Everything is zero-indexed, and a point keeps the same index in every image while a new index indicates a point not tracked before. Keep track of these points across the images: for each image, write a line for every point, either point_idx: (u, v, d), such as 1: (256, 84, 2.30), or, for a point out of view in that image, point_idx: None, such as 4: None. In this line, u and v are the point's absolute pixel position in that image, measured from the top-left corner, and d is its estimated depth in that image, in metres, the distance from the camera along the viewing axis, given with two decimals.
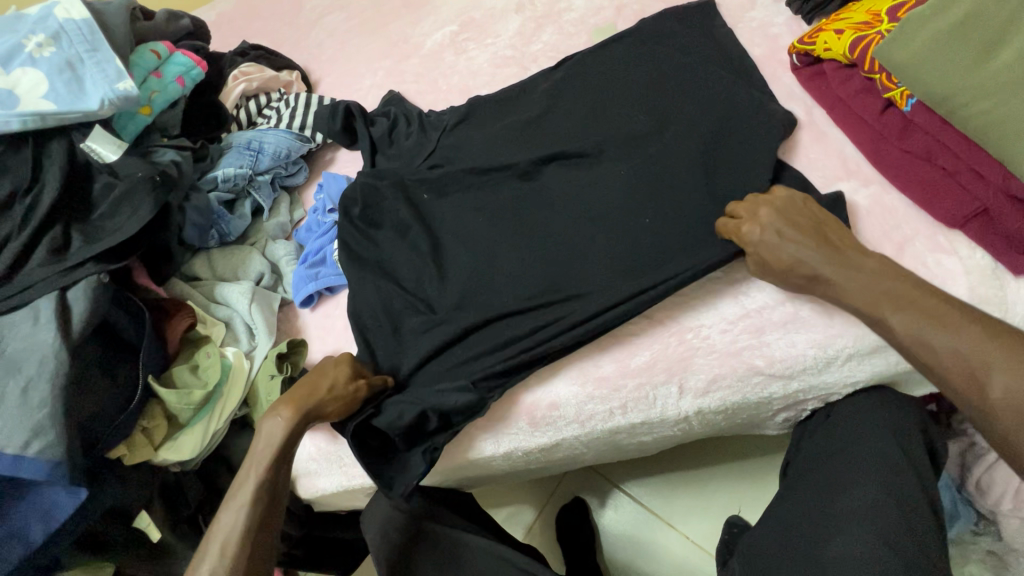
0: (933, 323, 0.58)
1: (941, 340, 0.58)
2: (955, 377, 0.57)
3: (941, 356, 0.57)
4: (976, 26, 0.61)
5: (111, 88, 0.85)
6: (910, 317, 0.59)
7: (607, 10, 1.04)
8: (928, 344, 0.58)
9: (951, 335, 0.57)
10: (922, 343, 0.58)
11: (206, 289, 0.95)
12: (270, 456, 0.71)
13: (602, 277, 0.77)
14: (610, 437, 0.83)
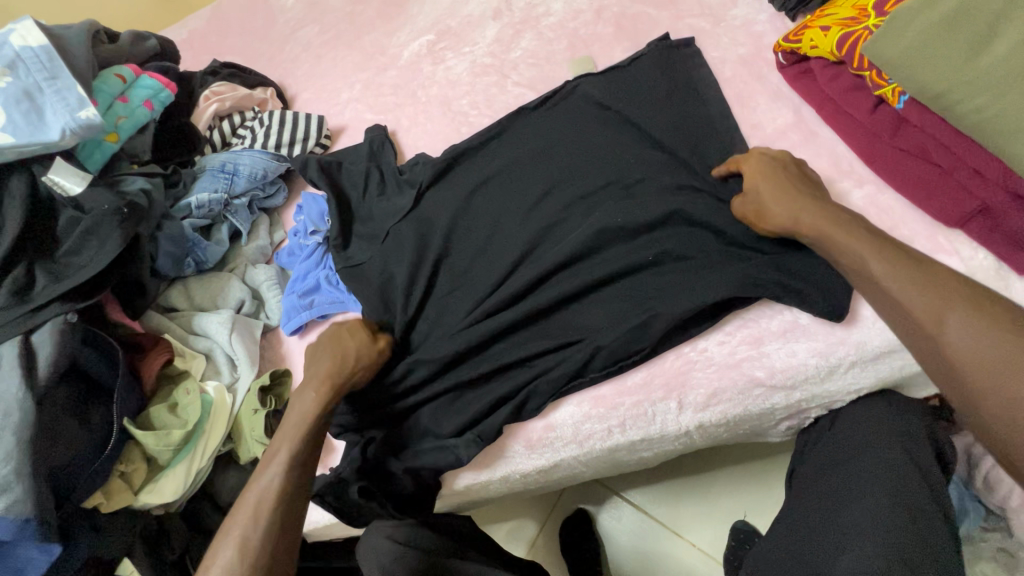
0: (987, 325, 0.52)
1: (953, 325, 0.53)
2: (960, 365, 0.52)
3: (952, 339, 0.53)
4: (970, 19, 0.58)
5: (72, 117, 0.81)
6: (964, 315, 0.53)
7: (587, 13, 1.01)
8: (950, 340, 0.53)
9: (978, 333, 0.52)
10: (934, 322, 0.54)
11: (184, 321, 0.91)
12: (298, 437, 0.71)
13: (604, 317, 0.75)
14: (610, 455, 0.80)
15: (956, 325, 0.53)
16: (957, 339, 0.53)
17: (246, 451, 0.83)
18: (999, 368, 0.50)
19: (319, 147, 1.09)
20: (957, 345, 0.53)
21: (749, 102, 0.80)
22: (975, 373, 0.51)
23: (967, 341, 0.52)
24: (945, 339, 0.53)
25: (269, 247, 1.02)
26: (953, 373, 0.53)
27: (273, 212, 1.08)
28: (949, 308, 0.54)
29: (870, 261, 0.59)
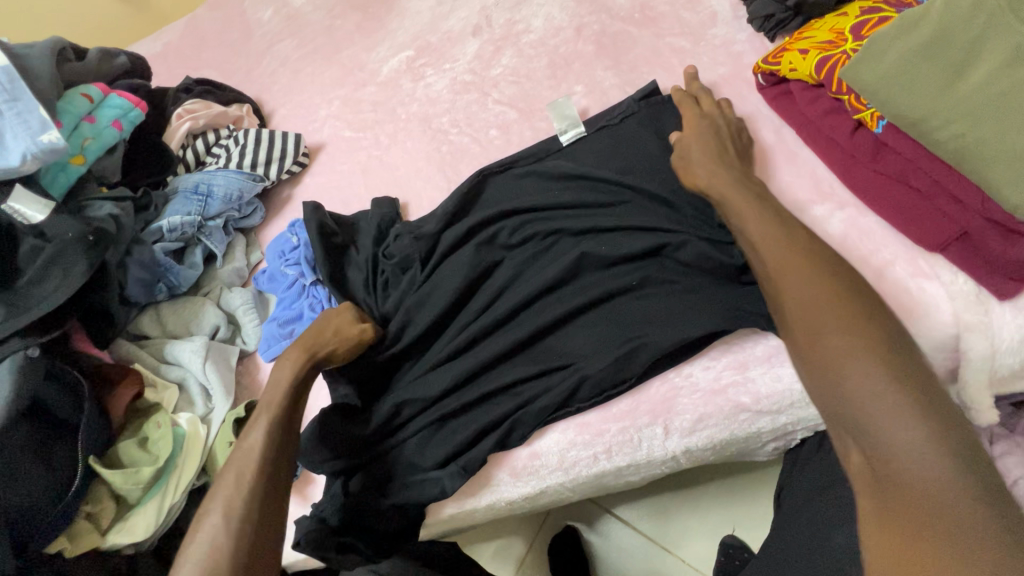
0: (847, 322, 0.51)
1: (808, 292, 0.54)
2: (800, 330, 0.53)
3: (794, 303, 0.55)
4: (944, 47, 0.58)
5: (33, 141, 0.78)
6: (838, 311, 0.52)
7: (567, 30, 1.01)
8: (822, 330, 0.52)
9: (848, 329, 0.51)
10: (793, 288, 0.55)
11: (155, 348, 0.88)
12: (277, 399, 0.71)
13: (588, 342, 0.74)
14: (597, 480, 0.79)
15: (797, 290, 0.55)
16: (798, 307, 0.54)
17: None
18: (829, 330, 0.51)
19: (297, 166, 1.06)
20: (793, 314, 0.54)
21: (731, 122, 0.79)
22: (809, 336, 0.53)
23: (805, 310, 0.54)
24: (798, 304, 0.54)
25: (246, 268, 1.00)
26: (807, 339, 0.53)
27: (250, 232, 1.05)
28: (806, 278, 0.55)
29: (750, 228, 0.61)
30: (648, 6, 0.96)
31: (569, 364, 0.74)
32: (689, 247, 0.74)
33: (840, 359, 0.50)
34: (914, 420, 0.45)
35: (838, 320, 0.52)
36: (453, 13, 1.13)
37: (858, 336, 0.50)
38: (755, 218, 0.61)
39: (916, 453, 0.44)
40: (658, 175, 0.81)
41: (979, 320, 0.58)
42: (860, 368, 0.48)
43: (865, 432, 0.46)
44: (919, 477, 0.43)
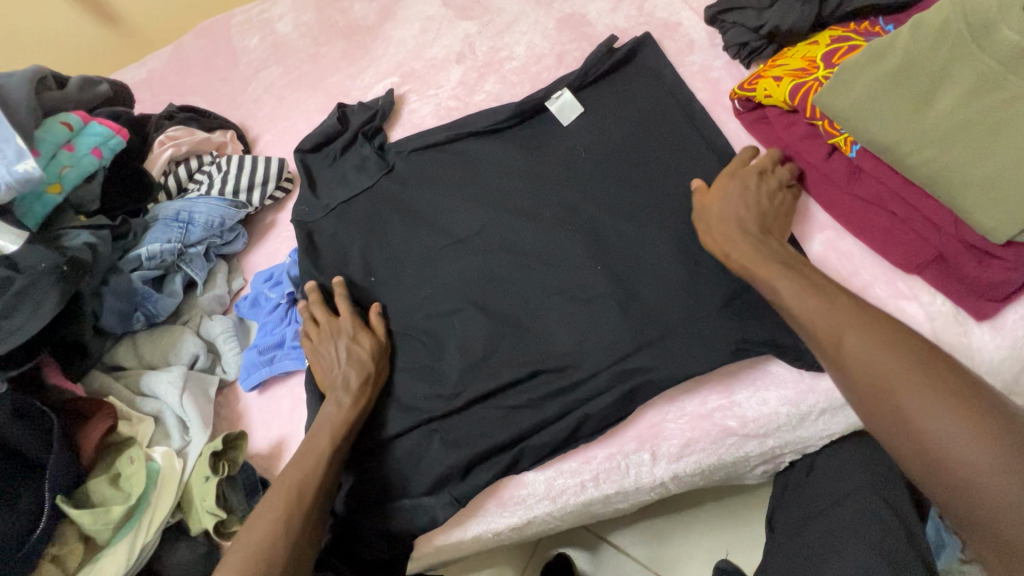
0: (900, 364, 0.53)
1: (890, 374, 0.53)
2: (864, 385, 0.54)
3: (875, 386, 0.53)
4: (910, 76, 0.60)
5: (8, 170, 0.77)
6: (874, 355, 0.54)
7: (549, 57, 1.03)
8: (875, 379, 0.53)
9: (891, 364, 0.53)
10: (869, 372, 0.54)
11: (131, 380, 0.85)
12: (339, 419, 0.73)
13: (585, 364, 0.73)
14: (585, 508, 0.77)
15: (854, 344, 0.55)
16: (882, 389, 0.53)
17: (198, 523, 0.77)
18: (933, 412, 0.50)
19: (280, 190, 1.05)
20: (885, 399, 0.52)
21: (711, 143, 0.80)
22: (908, 425, 0.51)
23: (896, 397, 0.52)
24: (876, 385, 0.53)
25: (227, 295, 0.99)
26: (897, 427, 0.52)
27: (232, 259, 1.04)
28: (877, 353, 0.54)
29: (795, 303, 0.60)
30: (626, 34, 0.98)
31: (562, 366, 0.74)
32: (673, 270, 0.74)
33: (946, 443, 0.48)
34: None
35: (932, 402, 0.50)
36: (437, 40, 1.14)
37: (933, 385, 0.51)
38: (798, 295, 0.59)
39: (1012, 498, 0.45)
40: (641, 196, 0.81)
41: (957, 340, 0.60)
42: (935, 420, 0.49)
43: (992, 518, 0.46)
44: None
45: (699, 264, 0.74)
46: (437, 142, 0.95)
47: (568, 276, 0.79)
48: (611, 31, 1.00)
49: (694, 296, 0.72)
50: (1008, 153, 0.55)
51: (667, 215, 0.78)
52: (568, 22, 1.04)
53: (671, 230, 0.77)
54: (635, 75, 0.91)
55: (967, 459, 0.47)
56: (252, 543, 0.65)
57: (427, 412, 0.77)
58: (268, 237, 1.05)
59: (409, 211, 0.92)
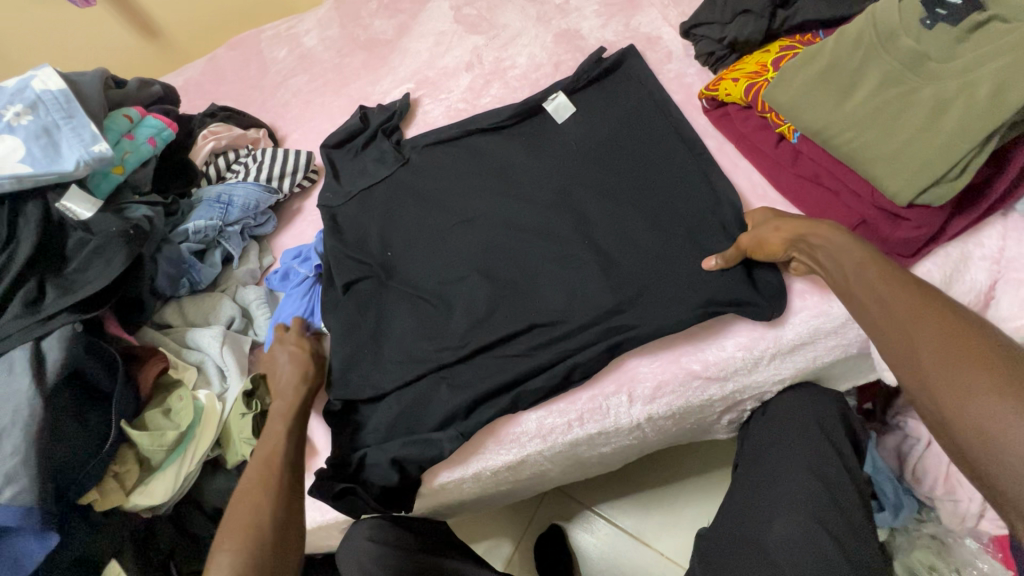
0: (954, 349, 0.53)
1: (941, 352, 0.54)
2: (920, 366, 0.55)
3: (923, 363, 0.55)
4: (834, 74, 0.73)
5: (86, 150, 0.91)
6: (930, 339, 0.55)
7: (547, 66, 1.17)
8: (925, 361, 0.54)
9: (937, 345, 0.54)
10: (914, 347, 0.56)
11: (178, 334, 0.98)
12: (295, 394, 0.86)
13: (572, 320, 0.85)
14: (572, 450, 0.89)
15: (918, 328, 0.56)
16: (939, 366, 0.53)
17: (235, 455, 0.88)
18: (980, 394, 0.50)
19: (307, 180, 1.18)
20: (937, 379, 0.53)
21: (683, 136, 0.94)
22: (952, 403, 0.51)
23: (944, 372, 0.53)
24: (923, 358, 0.55)
25: (259, 270, 1.11)
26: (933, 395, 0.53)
27: (263, 239, 1.17)
28: (937, 337, 0.55)
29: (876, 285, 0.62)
30: (614, 46, 1.13)
31: (554, 320, 0.86)
32: (649, 241, 0.87)
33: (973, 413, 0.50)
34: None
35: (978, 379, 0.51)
36: (448, 52, 1.29)
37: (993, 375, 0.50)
38: (882, 280, 0.62)
39: None
40: (628, 178, 0.93)
41: None
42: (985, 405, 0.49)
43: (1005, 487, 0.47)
44: None
45: (671, 234, 0.87)
46: (445, 138, 1.09)
47: (559, 249, 0.91)
48: (601, 44, 1.15)
49: (666, 262, 0.84)
50: (906, 132, 0.68)
51: (645, 197, 0.91)
52: (564, 37, 1.19)
53: (648, 207, 0.90)
54: (619, 80, 1.05)
55: (1001, 440, 0.47)
56: (240, 504, 0.71)
57: (435, 361, 0.88)
58: (296, 220, 1.18)
59: (421, 198, 1.05)
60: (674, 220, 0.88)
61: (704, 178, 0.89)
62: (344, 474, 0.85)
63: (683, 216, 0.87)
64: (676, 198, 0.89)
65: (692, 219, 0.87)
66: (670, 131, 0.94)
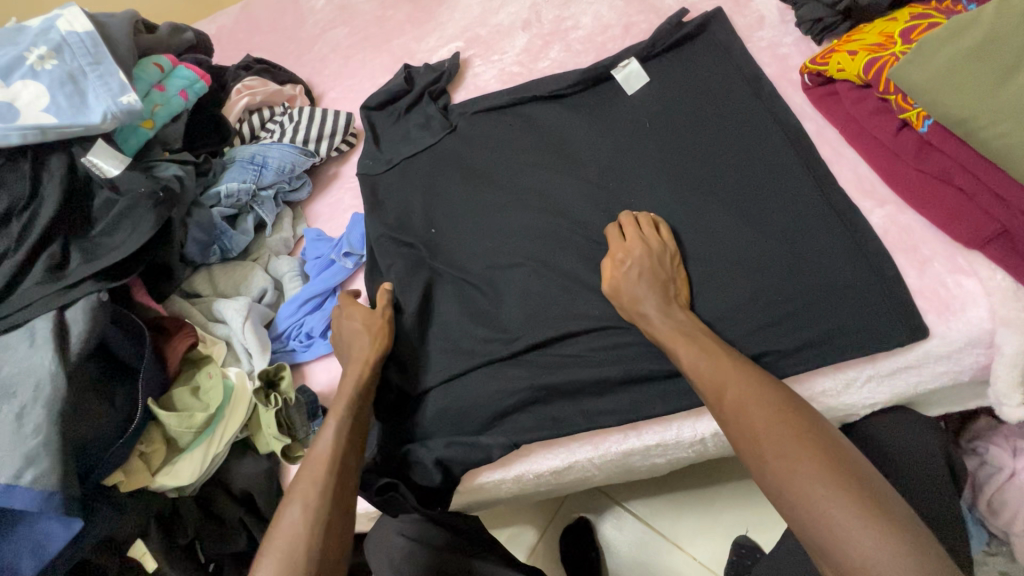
0: (761, 407, 0.59)
1: (760, 420, 0.58)
2: (732, 423, 0.61)
3: (745, 426, 0.59)
4: (992, 51, 0.61)
5: (113, 101, 0.83)
6: (743, 397, 0.61)
7: (615, 28, 1.05)
8: (743, 414, 0.60)
9: (752, 405, 0.60)
10: (743, 422, 0.59)
11: (205, 306, 0.92)
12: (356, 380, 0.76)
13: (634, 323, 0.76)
14: (625, 459, 0.81)
15: (739, 393, 0.61)
16: (757, 423, 0.59)
17: (265, 444, 0.83)
18: (787, 453, 0.55)
19: (345, 144, 1.10)
20: (746, 433, 0.59)
21: (777, 117, 0.82)
22: (760, 454, 0.57)
23: (750, 426, 0.59)
24: (748, 430, 0.59)
25: (292, 240, 1.03)
26: (759, 465, 0.57)
27: (297, 206, 1.09)
28: (751, 401, 0.60)
29: (687, 364, 0.66)
30: (696, 7, 0.99)
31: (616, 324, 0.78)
32: (731, 234, 0.76)
33: (798, 480, 0.54)
34: (873, 533, 0.49)
35: (788, 444, 0.56)
36: (503, 8, 1.17)
37: (795, 431, 0.57)
38: (704, 350, 0.66)
39: (854, 523, 0.50)
40: (706, 162, 0.82)
41: (1016, 314, 0.62)
42: (789, 458, 0.55)
43: (846, 559, 0.50)
44: (863, 550, 0.49)
45: (757, 228, 0.75)
46: (500, 106, 0.99)
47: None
48: (680, 5, 1.02)
49: (747, 262, 0.74)
50: None
51: (726, 184, 0.80)
52: None
53: (729, 196, 0.79)
54: (700, 48, 0.92)
55: (799, 485, 0.54)
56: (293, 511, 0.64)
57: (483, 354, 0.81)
58: (332, 187, 1.10)
59: (468, 171, 0.95)
60: (763, 213, 0.76)
61: (802, 166, 0.77)
62: (382, 470, 0.80)
63: (774, 208, 0.76)
64: (765, 187, 0.77)
65: (784, 212, 0.75)
66: (760, 109, 0.83)
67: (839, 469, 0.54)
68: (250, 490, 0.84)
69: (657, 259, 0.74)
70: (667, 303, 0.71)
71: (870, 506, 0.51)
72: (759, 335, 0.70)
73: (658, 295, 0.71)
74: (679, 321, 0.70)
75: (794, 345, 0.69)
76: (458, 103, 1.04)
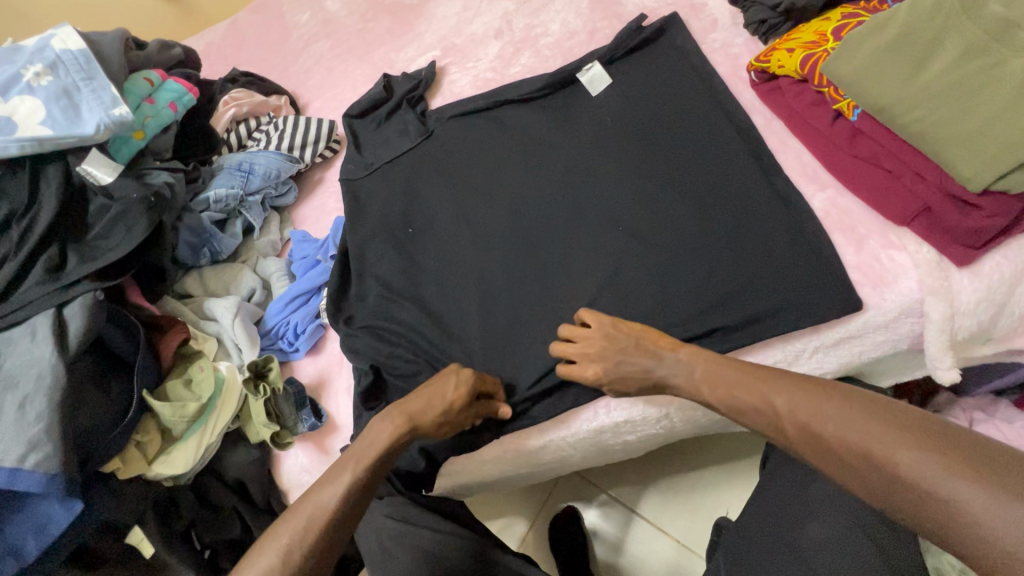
0: (825, 407, 0.58)
1: (820, 414, 0.58)
2: (805, 438, 0.58)
3: (822, 434, 0.57)
4: (907, 44, 0.70)
5: (106, 113, 0.88)
6: (799, 405, 0.59)
7: (581, 34, 1.11)
8: (814, 425, 0.58)
9: (818, 409, 0.58)
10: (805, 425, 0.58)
11: (196, 305, 0.96)
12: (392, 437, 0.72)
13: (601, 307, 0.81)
14: (596, 437, 0.85)
15: (799, 403, 0.60)
16: (832, 428, 0.56)
17: (255, 433, 0.87)
18: (877, 445, 0.52)
19: (329, 150, 1.15)
20: (828, 441, 0.56)
21: (728, 112, 0.88)
22: (852, 459, 0.54)
23: (827, 429, 0.56)
24: (826, 440, 0.56)
25: (280, 242, 1.09)
26: (856, 472, 0.54)
27: (284, 211, 1.14)
28: (812, 407, 0.58)
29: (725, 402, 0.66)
30: (655, 12, 1.05)
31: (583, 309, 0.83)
32: (687, 221, 0.82)
33: (900, 471, 0.50)
34: (969, 482, 0.47)
35: (874, 436, 0.53)
36: (477, 18, 1.23)
37: (876, 422, 0.54)
38: (739, 372, 0.66)
39: (980, 500, 0.46)
40: (663, 156, 0.88)
41: (940, 283, 0.68)
42: (882, 452, 0.52)
43: (954, 522, 0.46)
44: (1001, 528, 0.44)
45: (710, 214, 0.81)
46: (474, 110, 1.04)
47: (589, 235, 0.87)
48: (640, 11, 1.08)
49: (701, 246, 0.80)
50: (987, 112, 0.64)
51: (683, 175, 0.85)
52: (600, 2, 1.13)
53: (685, 186, 0.84)
54: (658, 51, 0.99)
55: (905, 478, 0.50)
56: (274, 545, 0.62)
57: (462, 341, 0.87)
58: (317, 191, 1.15)
59: (444, 171, 1.01)
60: (715, 201, 0.82)
61: (750, 156, 0.83)
62: None
63: (725, 196, 0.81)
64: (717, 178, 0.83)
65: (733, 200, 0.81)
66: (712, 105, 0.89)
67: (940, 445, 0.50)
68: (242, 478, 0.88)
69: (619, 338, 0.74)
70: (661, 355, 0.71)
71: (992, 477, 0.46)
72: (712, 312, 0.76)
73: (653, 361, 0.72)
74: (686, 366, 0.70)
75: (745, 321, 0.74)
76: (435, 109, 1.10)
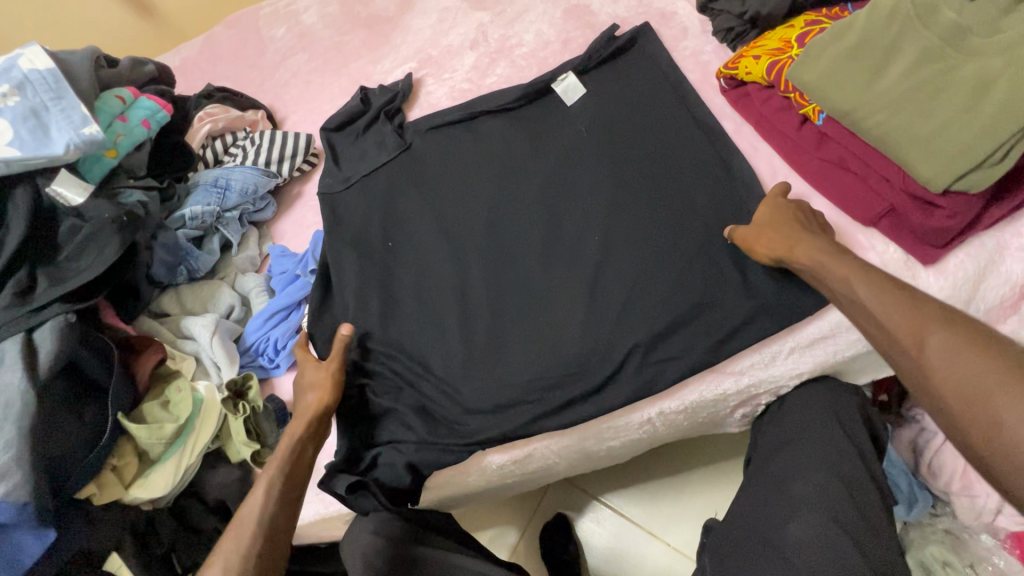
0: (968, 354, 0.52)
1: (953, 354, 0.53)
2: (933, 370, 0.53)
3: (956, 378, 0.52)
4: (866, 51, 0.72)
5: (76, 132, 0.86)
6: (948, 344, 0.53)
7: (555, 44, 1.12)
8: (951, 364, 0.52)
9: (964, 355, 0.52)
10: (958, 377, 0.52)
11: (173, 324, 0.95)
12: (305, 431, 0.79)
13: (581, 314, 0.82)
14: (580, 444, 0.86)
15: (943, 343, 0.54)
16: (972, 374, 0.51)
17: (235, 452, 0.86)
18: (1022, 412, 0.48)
19: (307, 164, 1.14)
20: (957, 377, 0.52)
21: (700, 120, 0.89)
22: (975, 408, 0.50)
23: (964, 371, 0.52)
24: (963, 381, 0.51)
25: (259, 257, 1.08)
26: (978, 425, 0.50)
27: (262, 225, 1.13)
28: (961, 351, 0.53)
29: (876, 309, 0.60)
30: (626, 20, 1.07)
31: (564, 316, 0.83)
32: (662, 227, 0.83)
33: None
34: None
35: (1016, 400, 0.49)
36: (453, 29, 1.24)
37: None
38: (885, 295, 0.60)
39: None
40: (638, 162, 0.89)
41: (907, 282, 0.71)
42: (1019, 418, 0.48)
43: None
44: None
45: (683, 220, 0.82)
46: (451, 121, 1.04)
47: (567, 243, 0.88)
48: (612, 20, 1.09)
49: (676, 251, 0.81)
50: (944, 114, 0.66)
51: (657, 180, 0.87)
52: (574, 12, 1.14)
53: (658, 192, 0.86)
54: (631, 59, 1.00)
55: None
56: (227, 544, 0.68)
57: (444, 352, 0.87)
58: (296, 205, 1.14)
59: (423, 182, 1.01)
60: (688, 207, 0.83)
61: (721, 162, 0.85)
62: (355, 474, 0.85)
63: (697, 202, 0.83)
64: (689, 184, 0.84)
65: (705, 205, 0.83)
66: (683, 112, 0.90)
67: None
68: (224, 499, 0.87)
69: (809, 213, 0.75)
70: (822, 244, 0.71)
71: None
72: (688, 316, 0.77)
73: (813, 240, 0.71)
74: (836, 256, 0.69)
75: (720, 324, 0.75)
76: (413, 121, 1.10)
